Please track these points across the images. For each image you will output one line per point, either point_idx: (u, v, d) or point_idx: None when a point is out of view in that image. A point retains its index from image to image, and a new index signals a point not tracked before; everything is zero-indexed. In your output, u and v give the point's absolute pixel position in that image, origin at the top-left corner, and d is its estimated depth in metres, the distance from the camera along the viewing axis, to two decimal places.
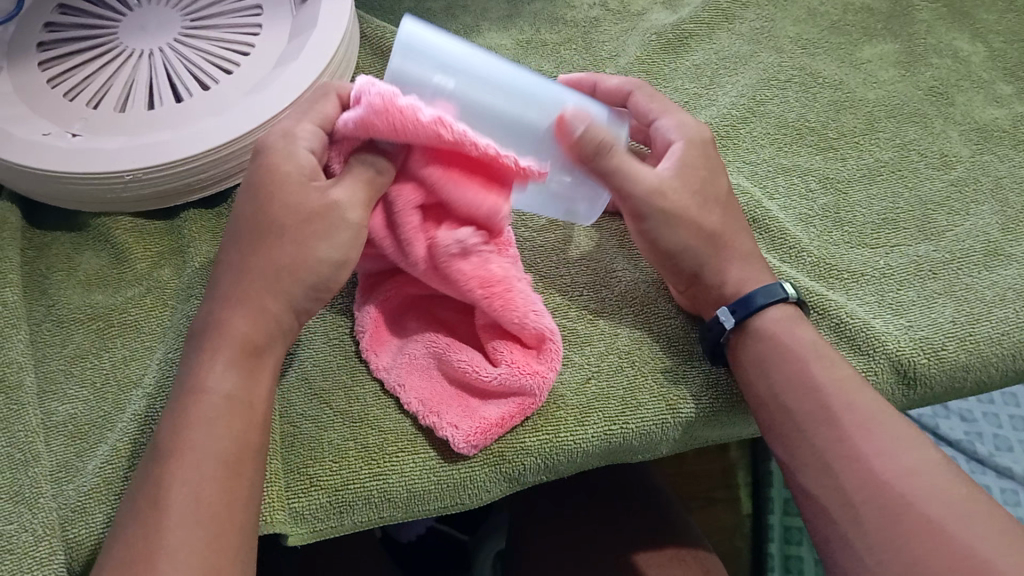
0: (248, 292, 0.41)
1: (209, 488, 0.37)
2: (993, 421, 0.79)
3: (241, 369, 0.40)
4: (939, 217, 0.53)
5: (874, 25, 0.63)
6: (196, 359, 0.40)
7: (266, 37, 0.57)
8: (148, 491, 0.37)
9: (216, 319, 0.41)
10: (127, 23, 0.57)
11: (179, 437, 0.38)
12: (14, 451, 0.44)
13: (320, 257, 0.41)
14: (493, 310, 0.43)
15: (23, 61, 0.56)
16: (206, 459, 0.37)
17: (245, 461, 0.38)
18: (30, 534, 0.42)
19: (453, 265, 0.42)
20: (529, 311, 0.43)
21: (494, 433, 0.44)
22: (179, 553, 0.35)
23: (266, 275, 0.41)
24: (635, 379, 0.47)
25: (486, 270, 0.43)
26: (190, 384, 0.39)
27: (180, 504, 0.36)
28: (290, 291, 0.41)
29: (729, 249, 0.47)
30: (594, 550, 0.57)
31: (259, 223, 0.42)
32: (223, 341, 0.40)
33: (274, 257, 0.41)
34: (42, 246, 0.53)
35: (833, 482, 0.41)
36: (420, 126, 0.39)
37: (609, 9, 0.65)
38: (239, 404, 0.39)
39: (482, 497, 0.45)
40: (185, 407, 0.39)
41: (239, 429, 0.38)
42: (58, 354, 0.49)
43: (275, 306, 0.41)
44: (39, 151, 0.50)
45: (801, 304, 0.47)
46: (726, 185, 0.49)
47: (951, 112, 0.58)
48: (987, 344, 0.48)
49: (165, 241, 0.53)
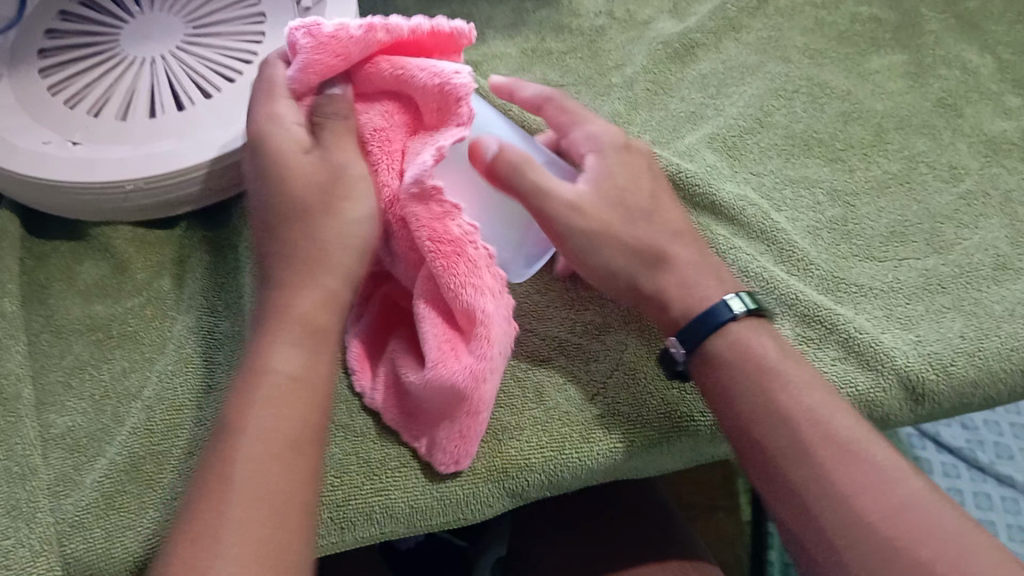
0: (306, 274, 0.41)
1: (286, 473, 0.36)
2: (994, 429, 0.79)
3: (303, 349, 0.39)
4: (948, 230, 0.53)
5: (882, 35, 0.62)
6: (260, 338, 0.40)
7: (269, 46, 0.56)
8: (211, 472, 0.36)
9: (277, 300, 0.41)
10: (129, 30, 0.57)
11: (240, 415, 0.37)
12: (10, 465, 0.44)
13: (349, 220, 0.42)
14: (438, 269, 0.41)
15: (24, 69, 0.55)
16: (270, 436, 0.37)
17: (303, 438, 0.37)
18: (25, 550, 0.42)
19: (412, 207, 0.41)
20: (466, 282, 0.41)
21: (467, 443, 0.43)
22: (237, 534, 0.34)
23: (313, 255, 0.41)
24: (641, 394, 0.46)
25: (441, 224, 0.41)
26: (252, 363, 0.39)
27: (244, 475, 0.35)
28: (343, 266, 0.42)
29: (669, 264, 0.46)
30: (596, 555, 0.56)
31: (298, 212, 0.42)
32: (285, 320, 0.40)
33: (320, 237, 0.41)
34: (41, 255, 0.53)
35: (813, 521, 0.40)
36: (353, 34, 0.42)
37: (615, 18, 0.64)
38: (300, 385, 0.38)
39: (484, 513, 0.44)
40: (246, 386, 0.38)
41: (304, 410, 0.38)
42: (57, 366, 0.48)
43: (324, 281, 0.41)
44: (39, 161, 0.50)
45: (759, 316, 0.45)
46: (651, 190, 0.48)
47: (959, 124, 0.58)
48: (996, 360, 0.47)
49: (166, 251, 0.53)
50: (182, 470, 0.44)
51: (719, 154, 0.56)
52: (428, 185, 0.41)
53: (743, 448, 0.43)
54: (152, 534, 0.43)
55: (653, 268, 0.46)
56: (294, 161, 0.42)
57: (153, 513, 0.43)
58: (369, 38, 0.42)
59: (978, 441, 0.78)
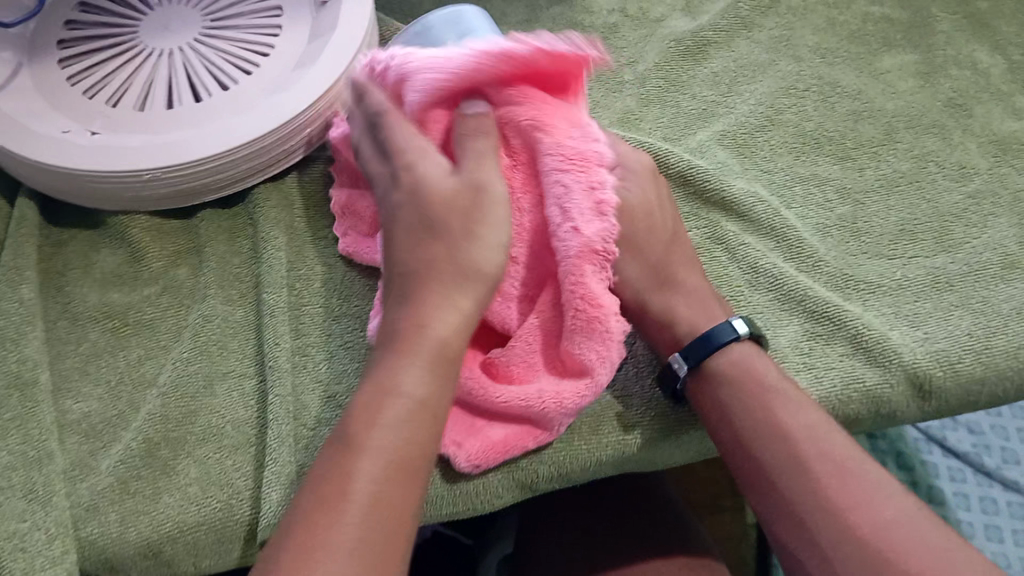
0: (440, 291, 0.39)
1: (402, 503, 0.35)
2: (1001, 434, 0.79)
3: (438, 372, 0.38)
4: (956, 229, 0.53)
5: (894, 35, 0.63)
6: (390, 355, 0.38)
7: (286, 39, 0.57)
8: (320, 485, 0.35)
9: (411, 316, 0.39)
10: (148, 22, 0.57)
11: (363, 434, 0.36)
12: (27, 449, 0.44)
13: (485, 250, 0.40)
14: (574, 323, 0.41)
15: (44, 59, 0.56)
16: (383, 467, 0.35)
17: (419, 465, 0.36)
18: (42, 533, 0.42)
19: (566, 268, 0.41)
20: (601, 344, 0.42)
21: (498, 455, 0.44)
22: (336, 556, 0.33)
23: (447, 271, 0.40)
24: (649, 390, 0.47)
25: (595, 291, 0.41)
26: (381, 381, 0.38)
27: (363, 501, 0.34)
28: (479, 292, 0.40)
29: (678, 287, 0.47)
30: (600, 550, 0.56)
31: (425, 215, 0.41)
32: (417, 343, 0.38)
33: (457, 253, 0.40)
34: (59, 244, 0.54)
35: (808, 536, 0.40)
36: (481, 61, 0.40)
37: (628, 15, 0.64)
38: (429, 409, 0.37)
39: (494, 504, 0.45)
40: (372, 403, 0.37)
41: (418, 443, 0.37)
42: (74, 352, 0.49)
43: (464, 302, 0.39)
44: (58, 149, 0.50)
45: (757, 340, 0.46)
46: (675, 225, 0.48)
47: (970, 124, 0.58)
48: (1004, 359, 0.47)
49: (183, 241, 0.53)
50: (196, 457, 0.45)
51: (731, 151, 0.57)
52: (596, 243, 0.41)
53: (740, 467, 0.44)
54: (167, 519, 0.43)
55: (665, 290, 0.47)
56: (431, 181, 0.41)
57: (167, 497, 0.44)
58: (498, 64, 0.41)
59: (985, 444, 0.79)
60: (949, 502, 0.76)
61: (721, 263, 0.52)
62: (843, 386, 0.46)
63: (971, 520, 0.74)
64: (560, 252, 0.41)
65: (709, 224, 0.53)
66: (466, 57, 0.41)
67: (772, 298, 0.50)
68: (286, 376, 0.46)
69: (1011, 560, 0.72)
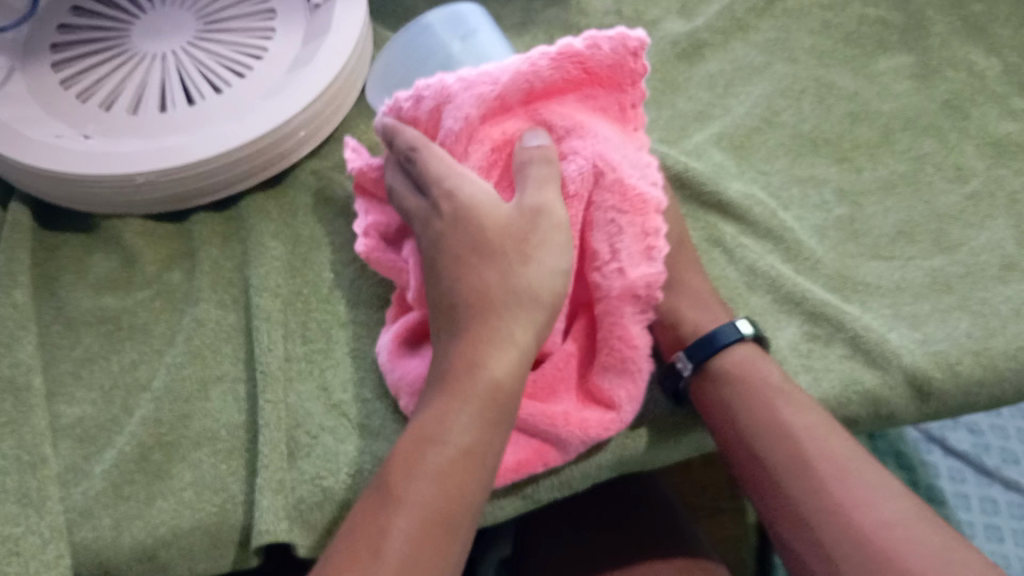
0: (487, 326, 0.38)
1: (436, 553, 0.35)
2: (1000, 434, 0.79)
3: (486, 418, 0.37)
4: (954, 230, 0.53)
5: (889, 37, 0.62)
6: (441, 398, 0.37)
7: (281, 42, 0.57)
8: (364, 527, 0.36)
9: (465, 354, 0.38)
10: (141, 25, 0.57)
11: (406, 478, 0.36)
12: (21, 454, 0.44)
13: (533, 276, 0.38)
14: (612, 357, 0.42)
15: (37, 63, 0.56)
16: (426, 513, 0.36)
17: (459, 516, 0.36)
18: (36, 537, 0.41)
19: (613, 300, 0.42)
20: (633, 381, 0.43)
21: (510, 475, 0.43)
22: None
23: (496, 305, 0.38)
24: (648, 392, 0.46)
25: (632, 331, 0.42)
26: (432, 421, 0.37)
27: (398, 547, 0.35)
28: (534, 322, 0.38)
29: (681, 289, 0.47)
30: (599, 553, 0.56)
31: (476, 244, 0.39)
32: (467, 386, 0.37)
33: (501, 286, 0.38)
34: (53, 248, 0.53)
35: (809, 536, 0.40)
36: (535, 71, 0.42)
37: (623, 18, 0.64)
38: (475, 458, 0.37)
39: (496, 515, 0.45)
40: (420, 446, 0.37)
41: (467, 487, 0.36)
42: (67, 356, 0.49)
43: (515, 339, 0.38)
44: (51, 153, 0.50)
45: (760, 341, 0.46)
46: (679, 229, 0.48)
47: (966, 125, 0.58)
48: (1004, 358, 0.47)
49: (177, 245, 0.53)
50: (190, 461, 0.44)
51: (727, 153, 0.57)
52: (638, 287, 0.41)
53: (745, 468, 0.43)
54: (161, 525, 0.42)
55: (668, 293, 0.47)
56: (480, 203, 0.40)
57: (162, 503, 0.43)
58: (565, 64, 0.42)
59: (984, 445, 0.79)
60: (949, 502, 0.75)
61: (718, 264, 0.52)
62: (841, 388, 0.46)
63: (971, 521, 0.74)
64: (602, 288, 0.42)
65: (707, 226, 0.53)
66: (532, 62, 0.42)
67: (770, 300, 0.50)
68: (279, 380, 0.46)
69: (1011, 559, 0.72)
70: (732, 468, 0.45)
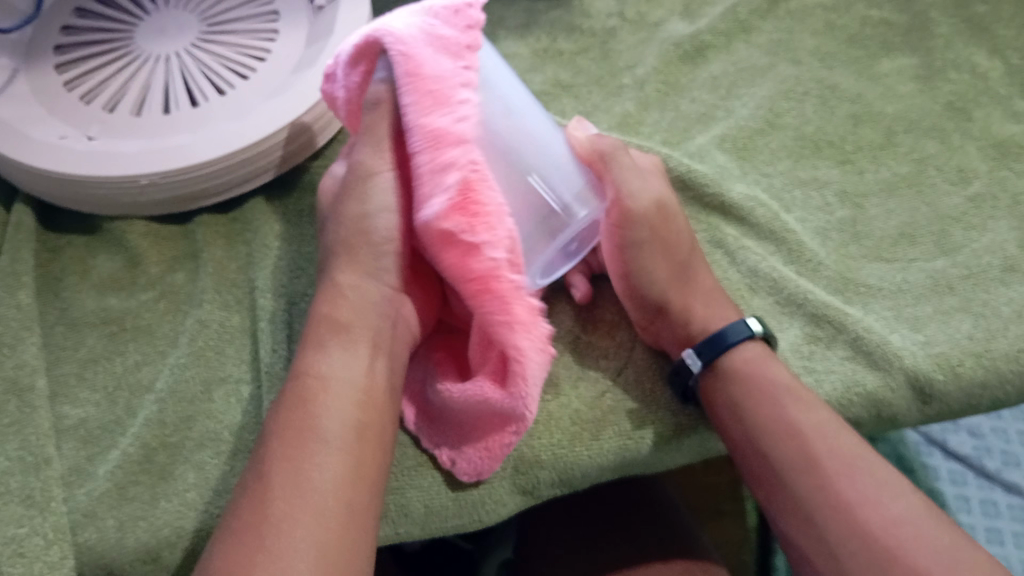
0: (341, 278, 0.43)
1: (325, 475, 0.37)
2: (1002, 437, 0.80)
3: (355, 348, 0.41)
4: (956, 232, 0.53)
5: (892, 39, 0.62)
6: (309, 348, 0.41)
7: (284, 44, 0.57)
8: (259, 470, 0.37)
9: (324, 306, 0.42)
10: (145, 26, 0.57)
11: (299, 417, 0.38)
12: (25, 455, 0.44)
13: (371, 221, 0.43)
14: (472, 304, 0.40)
15: (41, 64, 0.56)
16: (325, 442, 0.38)
17: (350, 439, 0.38)
18: (41, 538, 0.41)
19: (438, 248, 0.40)
20: (497, 317, 0.39)
21: (494, 461, 0.43)
22: (294, 526, 0.35)
23: (346, 257, 0.43)
24: (652, 393, 0.47)
25: (467, 262, 0.39)
26: (307, 369, 0.40)
27: (307, 474, 0.37)
28: (370, 263, 0.43)
29: (693, 285, 0.47)
30: (600, 555, 0.56)
31: (335, 218, 0.44)
32: (332, 330, 0.41)
33: (342, 237, 0.43)
34: (56, 249, 0.53)
35: (816, 533, 0.40)
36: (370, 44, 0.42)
37: (626, 19, 0.64)
38: (356, 386, 0.40)
39: (500, 514, 0.45)
40: (301, 388, 0.39)
41: (359, 416, 0.39)
42: (71, 357, 0.49)
43: (349, 281, 0.43)
44: (55, 153, 0.50)
45: (769, 340, 0.46)
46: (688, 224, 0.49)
47: (969, 127, 0.58)
48: (1006, 361, 0.47)
49: (180, 245, 0.53)
50: (193, 462, 0.45)
51: (730, 154, 0.57)
52: (455, 219, 0.39)
53: (751, 467, 0.44)
54: (165, 525, 0.43)
55: (684, 289, 0.47)
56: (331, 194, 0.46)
57: (166, 504, 0.43)
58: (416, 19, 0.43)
59: (986, 448, 0.79)
60: (951, 505, 0.75)
61: (721, 266, 0.52)
62: (844, 390, 0.46)
63: (973, 523, 0.75)
64: (424, 233, 0.40)
65: (709, 228, 0.53)
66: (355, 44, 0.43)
67: (772, 302, 0.50)
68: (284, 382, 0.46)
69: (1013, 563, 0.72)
70: (737, 466, 0.45)
